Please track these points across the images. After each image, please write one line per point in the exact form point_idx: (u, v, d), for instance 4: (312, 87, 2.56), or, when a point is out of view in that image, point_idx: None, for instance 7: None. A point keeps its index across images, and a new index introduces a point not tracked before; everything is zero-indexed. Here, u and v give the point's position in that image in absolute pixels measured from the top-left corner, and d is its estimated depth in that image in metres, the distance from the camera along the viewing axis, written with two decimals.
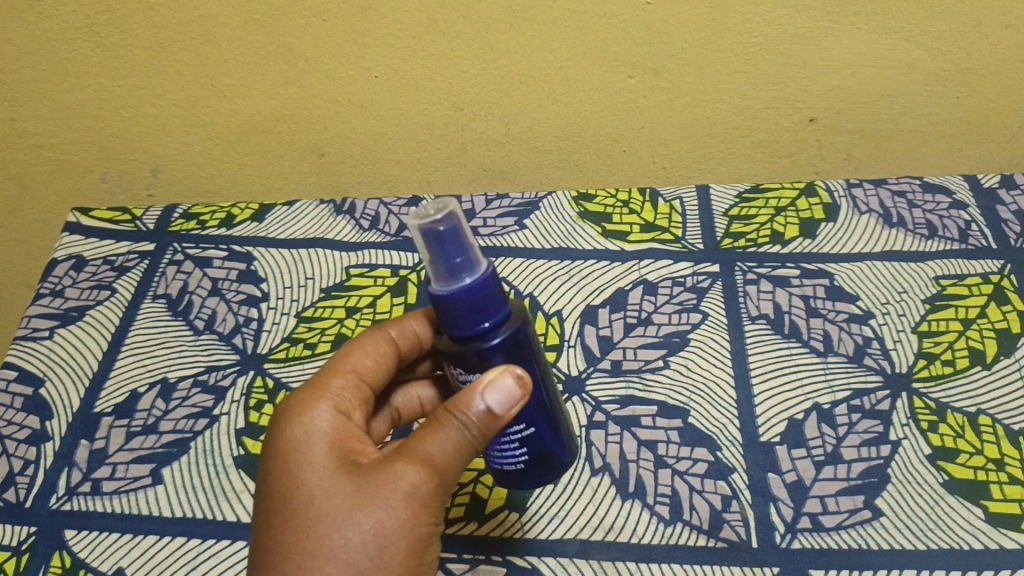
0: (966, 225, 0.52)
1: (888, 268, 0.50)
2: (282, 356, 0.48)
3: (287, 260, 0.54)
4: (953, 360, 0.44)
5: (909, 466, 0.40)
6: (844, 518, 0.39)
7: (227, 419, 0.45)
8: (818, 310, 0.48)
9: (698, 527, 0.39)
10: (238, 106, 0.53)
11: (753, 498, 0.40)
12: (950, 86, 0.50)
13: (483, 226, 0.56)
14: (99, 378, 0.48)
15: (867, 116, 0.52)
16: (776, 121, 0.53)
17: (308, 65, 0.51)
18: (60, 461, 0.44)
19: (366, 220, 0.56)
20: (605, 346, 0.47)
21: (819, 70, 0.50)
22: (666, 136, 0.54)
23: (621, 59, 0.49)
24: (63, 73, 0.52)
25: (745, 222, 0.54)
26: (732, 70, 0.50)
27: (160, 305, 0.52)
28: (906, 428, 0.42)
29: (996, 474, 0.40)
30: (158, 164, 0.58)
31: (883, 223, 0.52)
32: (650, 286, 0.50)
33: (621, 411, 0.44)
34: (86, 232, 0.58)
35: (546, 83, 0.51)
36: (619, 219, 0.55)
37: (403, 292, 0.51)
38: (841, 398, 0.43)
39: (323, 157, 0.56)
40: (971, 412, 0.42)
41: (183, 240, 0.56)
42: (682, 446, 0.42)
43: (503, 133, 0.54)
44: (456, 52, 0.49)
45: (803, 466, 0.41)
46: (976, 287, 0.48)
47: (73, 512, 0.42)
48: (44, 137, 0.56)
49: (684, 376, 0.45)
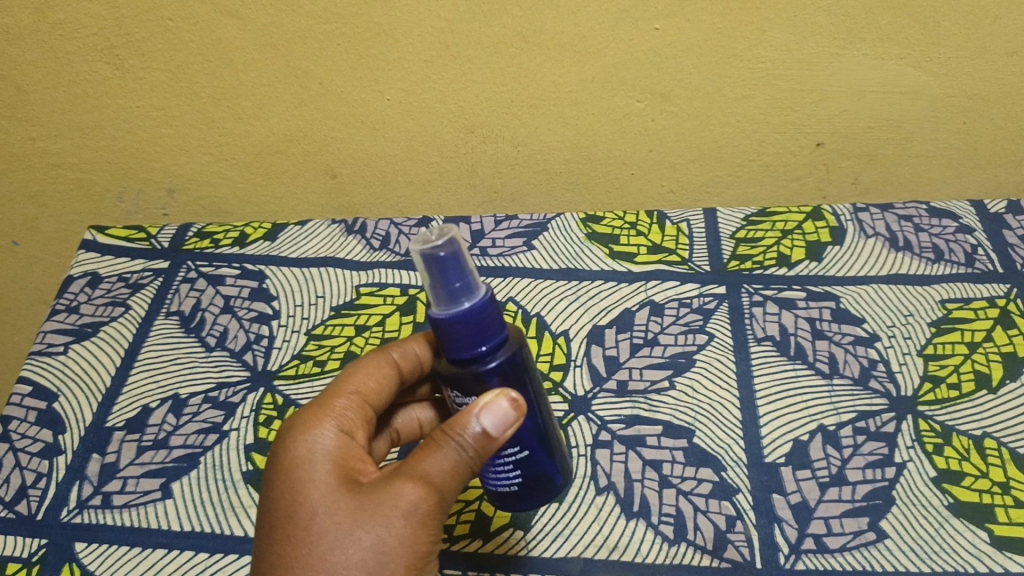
0: (972, 249, 0.52)
1: (894, 291, 0.50)
2: (291, 373, 0.48)
3: (299, 279, 0.55)
4: (959, 383, 0.45)
5: (915, 489, 0.40)
6: (850, 539, 0.39)
7: (236, 434, 0.45)
8: (823, 332, 0.48)
9: (702, 547, 0.39)
10: (254, 128, 0.54)
11: (758, 518, 0.40)
12: (956, 112, 0.51)
13: (492, 247, 0.56)
14: (112, 393, 0.49)
15: (873, 141, 0.53)
16: (783, 145, 0.53)
17: (323, 88, 0.52)
18: (71, 473, 0.44)
19: (376, 240, 0.57)
20: (612, 366, 0.48)
21: (826, 95, 0.50)
22: (675, 160, 0.55)
23: (630, 84, 0.50)
24: (82, 93, 0.53)
25: (751, 245, 0.54)
26: (739, 95, 0.50)
27: (173, 321, 0.53)
28: (911, 450, 0.42)
29: (1001, 497, 0.40)
30: (174, 184, 0.59)
31: (889, 246, 0.53)
32: (655, 307, 0.51)
33: (626, 430, 0.44)
34: (103, 250, 0.59)
35: (555, 107, 0.52)
36: (627, 241, 0.56)
37: (412, 310, 0.51)
38: (846, 420, 0.43)
39: (335, 178, 0.57)
40: (977, 435, 0.42)
41: (196, 258, 0.57)
42: (687, 466, 0.42)
43: (513, 155, 0.55)
44: (467, 76, 0.50)
45: (808, 487, 0.41)
46: (982, 310, 0.48)
47: (84, 524, 0.42)
48: (63, 156, 0.57)
49: (690, 397, 0.46)
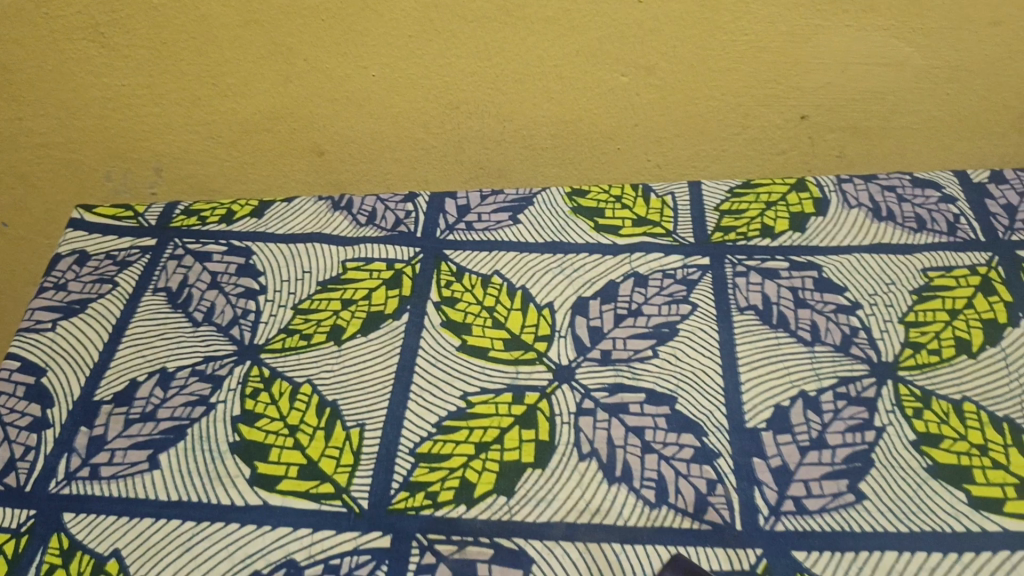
0: (955, 218, 0.52)
1: (876, 259, 0.50)
2: (278, 346, 0.48)
3: (285, 255, 0.53)
4: (939, 349, 0.45)
5: (894, 451, 0.41)
6: (828, 501, 0.39)
7: (223, 406, 0.45)
8: (806, 301, 0.48)
9: (684, 510, 0.40)
10: (241, 106, 0.55)
11: (739, 482, 0.41)
12: (940, 83, 0.52)
13: (478, 221, 0.55)
14: (101, 367, 0.48)
15: (857, 113, 0.54)
16: (768, 118, 0.54)
17: (308, 65, 0.52)
18: (60, 446, 0.44)
19: (362, 215, 0.56)
20: (596, 336, 0.47)
21: (808, 67, 0.51)
22: (660, 134, 0.55)
23: (615, 57, 0.51)
24: (68, 72, 0.54)
25: (736, 217, 0.54)
26: (724, 68, 0.51)
27: (160, 297, 0.52)
28: (891, 414, 0.42)
29: (979, 459, 0.41)
30: (162, 163, 0.59)
31: (872, 216, 0.53)
32: (640, 278, 0.50)
33: (610, 398, 0.44)
34: (90, 228, 0.57)
35: (541, 81, 0.52)
36: (612, 214, 0.55)
37: (398, 285, 0.51)
38: (827, 385, 0.44)
39: (322, 156, 0.57)
40: (956, 399, 0.43)
41: (183, 236, 0.55)
42: (670, 432, 0.43)
43: (499, 131, 0.55)
44: (452, 51, 0.51)
45: (788, 451, 0.41)
46: (963, 278, 0.49)
47: (73, 495, 0.42)
48: (51, 136, 0.58)
49: (673, 364, 0.46)
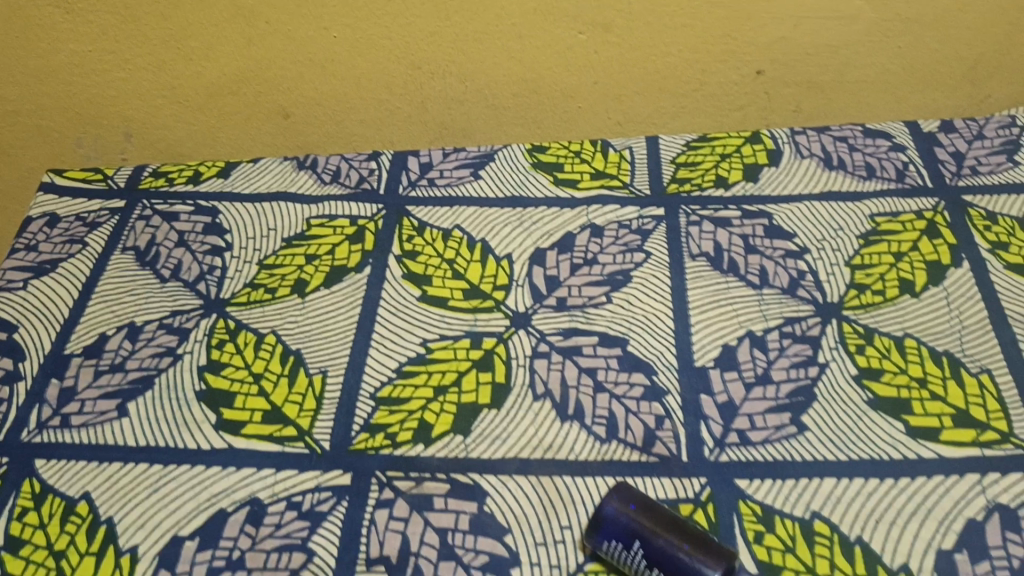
0: (903, 165, 0.54)
1: (825, 206, 0.52)
2: (244, 300, 0.49)
3: (251, 213, 0.55)
4: (883, 289, 0.47)
5: (837, 385, 0.43)
6: (771, 432, 0.41)
7: (189, 356, 0.47)
8: (756, 247, 0.50)
9: (633, 444, 0.41)
10: (207, 69, 0.56)
11: (685, 417, 0.42)
12: (889, 35, 0.53)
13: (439, 177, 0.56)
14: (71, 323, 0.49)
15: (810, 67, 0.55)
16: (724, 73, 0.56)
17: (270, 27, 0.53)
18: (31, 398, 0.46)
19: (327, 174, 0.57)
20: (552, 284, 0.49)
21: (759, 21, 0.53)
22: (619, 91, 0.56)
23: (570, 14, 0.52)
24: (35, 38, 0.54)
25: (691, 169, 0.55)
26: (678, 23, 0.52)
27: (129, 256, 0.53)
28: (834, 351, 0.44)
29: (917, 391, 0.42)
30: (131, 129, 0.60)
31: (823, 166, 0.54)
32: (596, 229, 0.52)
33: (565, 342, 0.46)
34: (60, 191, 0.58)
35: (499, 40, 0.53)
36: (571, 168, 0.56)
37: (361, 241, 0.52)
38: (773, 325, 0.45)
39: (287, 118, 0.58)
40: (898, 335, 0.44)
41: (152, 197, 0.57)
42: (621, 371, 0.44)
43: (461, 91, 0.57)
44: (411, 10, 0.52)
45: (734, 387, 0.43)
46: (910, 222, 0.50)
47: (44, 443, 0.43)
48: (20, 103, 0.59)
49: (626, 309, 0.47)
